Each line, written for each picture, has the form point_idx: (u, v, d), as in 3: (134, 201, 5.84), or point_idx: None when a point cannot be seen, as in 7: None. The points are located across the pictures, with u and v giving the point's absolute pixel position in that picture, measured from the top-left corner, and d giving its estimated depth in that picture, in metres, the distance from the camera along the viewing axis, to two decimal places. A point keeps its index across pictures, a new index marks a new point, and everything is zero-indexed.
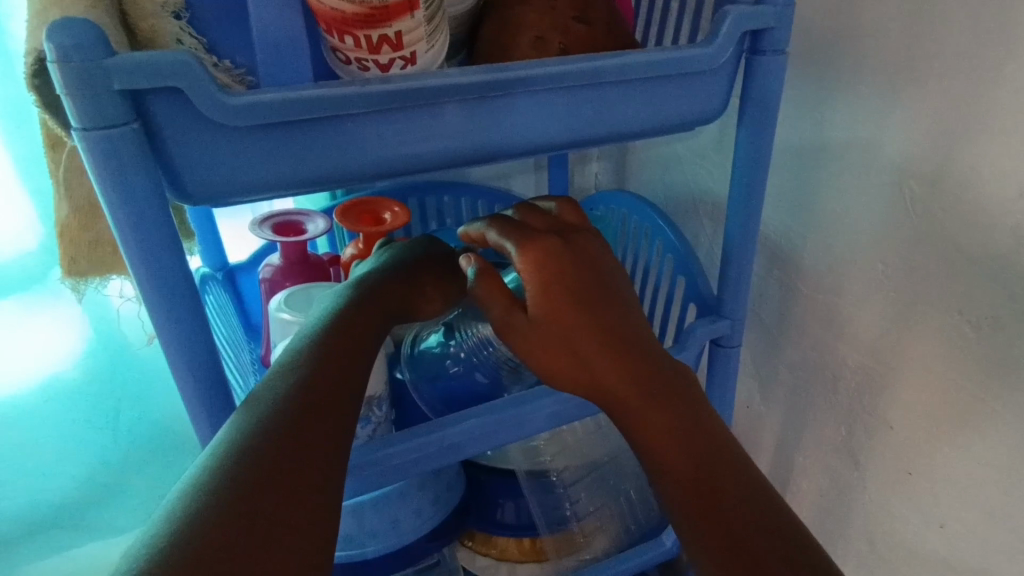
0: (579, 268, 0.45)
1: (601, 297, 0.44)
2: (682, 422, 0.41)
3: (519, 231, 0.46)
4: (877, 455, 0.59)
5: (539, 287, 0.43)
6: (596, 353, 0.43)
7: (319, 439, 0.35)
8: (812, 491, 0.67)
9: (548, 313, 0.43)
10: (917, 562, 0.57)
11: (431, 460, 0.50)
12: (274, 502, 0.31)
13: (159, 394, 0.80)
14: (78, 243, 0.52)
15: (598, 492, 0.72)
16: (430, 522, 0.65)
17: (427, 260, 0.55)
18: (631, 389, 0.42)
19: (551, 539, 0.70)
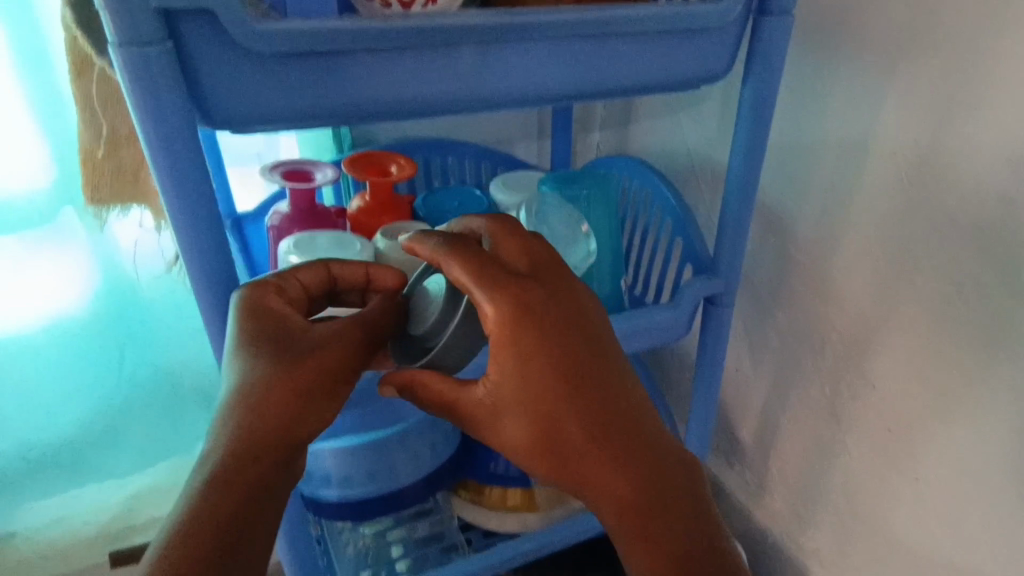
0: (558, 318, 0.40)
1: (584, 367, 0.40)
2: (654, 490, 0.41)
3: (482, 277, 0.40)
4: (859, 416, 0.61)
5: (507, 356, 0.40)
6: (568, 423, 0.40)
7: (265, 482, 0.37)
8: (793, 453, 0.69)
9: (515, 386, 0.40)
10: (890, 516, 0.60)
11: None
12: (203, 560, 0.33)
13: (164, 341, 0.78)
14: (103, 171, 0.58)
15: None
16: (425, 467, 0.68)
17: (312, 380, 0.38)
18: (608, 463, 0.40)
19: (542, 489, 0.74)
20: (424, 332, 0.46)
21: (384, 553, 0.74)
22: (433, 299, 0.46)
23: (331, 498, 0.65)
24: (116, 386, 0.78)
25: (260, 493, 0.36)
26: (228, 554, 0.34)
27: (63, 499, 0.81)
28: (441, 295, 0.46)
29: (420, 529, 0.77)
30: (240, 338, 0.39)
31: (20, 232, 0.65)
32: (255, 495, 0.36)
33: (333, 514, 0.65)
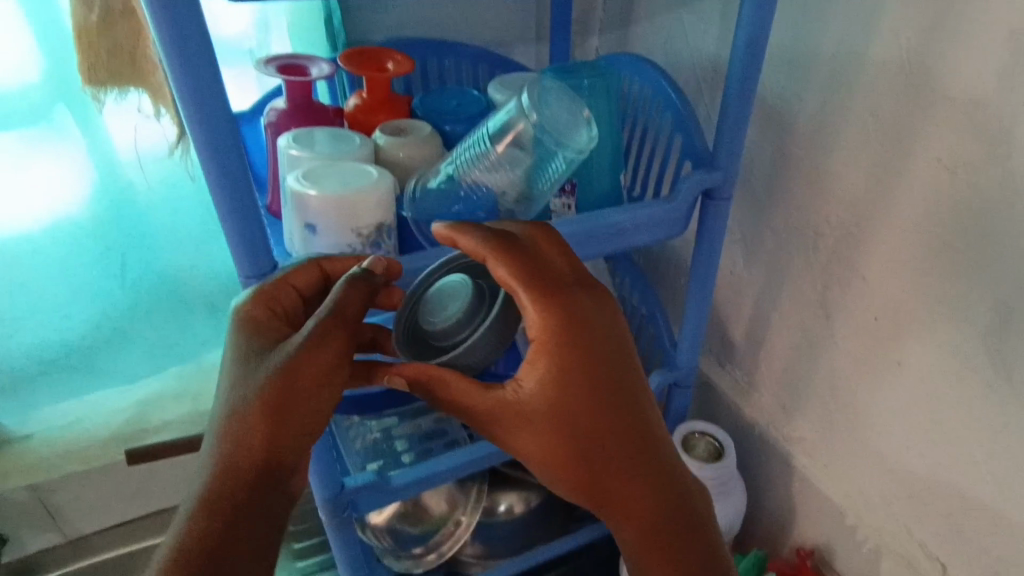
0: (593, 328, 0.46)
1: (605, 377, 0.46)
2: (659, 492, 0.47)
3: (534, 291, 0.45)
4: (847, 307, 0.62)
5: (546, 365, 0.45)
6: (594, 428, 0.46)
7: (259, 481, 0.43)
8: (782, 350, 0.71)
9: (550, 392, 0.45)
10: (872, 404, 0.62)
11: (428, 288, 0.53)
12: (213, 548, 0.41)
13: (166, 244, 0.79)
14: (98, 50, 0.58)
15: None
16: None
17: (280, 400, 0.42)
18: (623, 465, 0.47)
19: None
20: (435, 330, 0.53)
21: (392, 446, 0.77)
22: (451, 302, 0.52)
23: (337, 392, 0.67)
24: (121, 290, 0.79)
25: (257, 491, 0.43)
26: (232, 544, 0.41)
27: (79, 401, 0.85)
28: (458, 306, 0.52)
29: (425, 426, 0.78)
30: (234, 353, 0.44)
31: (17, 128, 0.66)
32: (252, 494, 0.42)
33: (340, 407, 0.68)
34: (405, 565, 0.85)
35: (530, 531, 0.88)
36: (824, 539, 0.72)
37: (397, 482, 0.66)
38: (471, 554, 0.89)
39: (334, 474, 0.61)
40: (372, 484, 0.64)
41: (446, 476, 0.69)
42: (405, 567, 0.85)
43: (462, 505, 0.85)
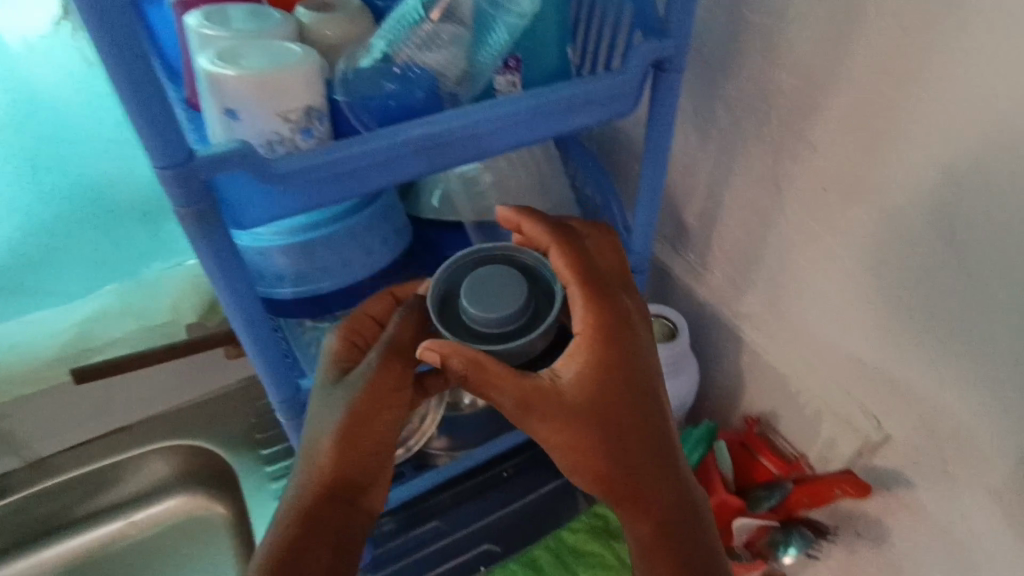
0: (628, 335, 0.51)
1: (631, 382, 0.50)
2: (664, 492, 0.51)
3: (588, 289, 0.51)
4: (797, 179, 0.61)
5: (590, 357, 0.49)
6: (622, 420, 0.50)
7: (353, 474, 0.57)
8: (735, 228, 0.72)
9: (591, 381, 0.49)
10: (818, 276, 0.64)
11: (362, 175, 0.51)
12: (327, 512, 0.56)
13: (84, 146, 0.76)
14: None
15: None
16: (379, 262, 0.68)
17: (354, 424, 0.55)
18: (643, 462, 0.50)
19: None
20: (472, 321, 0.50)
21: None
22: (492, 296, 0.50)
23: (286, 295, 0.65)
24: (41, 200, 0.75)
25: (355, 478, 0.57)
26: (337, 510, 0.57)
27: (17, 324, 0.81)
28: (501, 305, 0.50)
29: None
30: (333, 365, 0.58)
31: None
32: (349, 482, 0.57)
33: (292, 312, 0.66)
34: None
35: (494, 421, 0.91)
36: (769, 407, 0.76)
37: None
38: (439, 446, 0.91)
39: (288, 375, 0.59)
40: None
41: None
42: None
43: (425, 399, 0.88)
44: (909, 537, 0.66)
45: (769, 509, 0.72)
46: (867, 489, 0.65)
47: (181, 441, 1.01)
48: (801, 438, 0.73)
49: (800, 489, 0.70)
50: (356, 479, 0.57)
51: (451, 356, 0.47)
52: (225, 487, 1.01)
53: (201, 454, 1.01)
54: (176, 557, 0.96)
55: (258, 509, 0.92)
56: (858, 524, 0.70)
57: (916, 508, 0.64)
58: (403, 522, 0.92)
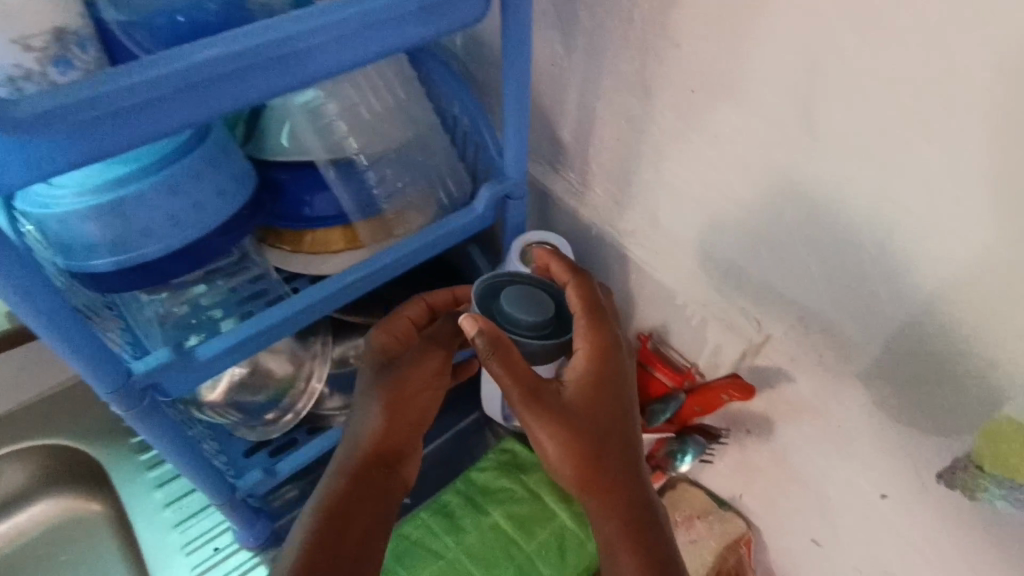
0: (620, 356, 0.59)
1: (621, 397, 0.57)
2: (632, 493, 0.57)
3: (593, 313, 0.59)
4: (665, 80, 0.58)
5: (585, 368, 0.57)
6: (608, 423, 0.56)
7: (385, 455, 0.59)
8: (610, 141, 0.68)
9: (586, 386, 0.56)
10: (693, 184, 0.62)
11: (157, 112, 0.41)
12: (362, 494, 0.57)
13: None
14: None
15: (406, 169, 0.70)
16: (219, 216, 0.59)
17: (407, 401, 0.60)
18: (623, 466, 0.57)
19: (363, 223, 0.68)
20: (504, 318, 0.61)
21: (206, 317, 0.66)
22: (520, 305, 0.61)
23: (106, 265, 0.55)
24: None
25: (387, 460, 0.60)
26: (373, 494, 0.58)
27: None
28: (529, 315, 0.61)
29: (242, 288, 0.68)
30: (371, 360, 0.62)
31: None
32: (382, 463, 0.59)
33: (117, 284, 0.57)
34: (261, 434, 0.80)
35: None
36: (660, 321, 0.76)
37: (203, 356, 0.58)
38: (333, 405, 0.85)
39: (115, 359, 0.51)
40: (171, 364, 0.55)
41: (272, 336, 0.63)
42: (263, 435, 0.80)
43: (309, 363, 0.80)
44: (791, 428, 0.68)
45: (665, 421, 0.74)
46: (751, 391, 0.66)
47: (30, 443, 0.89)
48: (690, 347, 0.73)
49: (692, 399, 0.71)
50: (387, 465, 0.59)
51: (479, 336, 0.52)
52: (92, 479, 0.91)
53: (61, 452, 0.90)
54: (40, 562, 0.86)
55: (137, 498, 0.85)
56: (747, 423, 0.72)
57: (794, 400, 0.65)
58: (306, 486, 0.87)
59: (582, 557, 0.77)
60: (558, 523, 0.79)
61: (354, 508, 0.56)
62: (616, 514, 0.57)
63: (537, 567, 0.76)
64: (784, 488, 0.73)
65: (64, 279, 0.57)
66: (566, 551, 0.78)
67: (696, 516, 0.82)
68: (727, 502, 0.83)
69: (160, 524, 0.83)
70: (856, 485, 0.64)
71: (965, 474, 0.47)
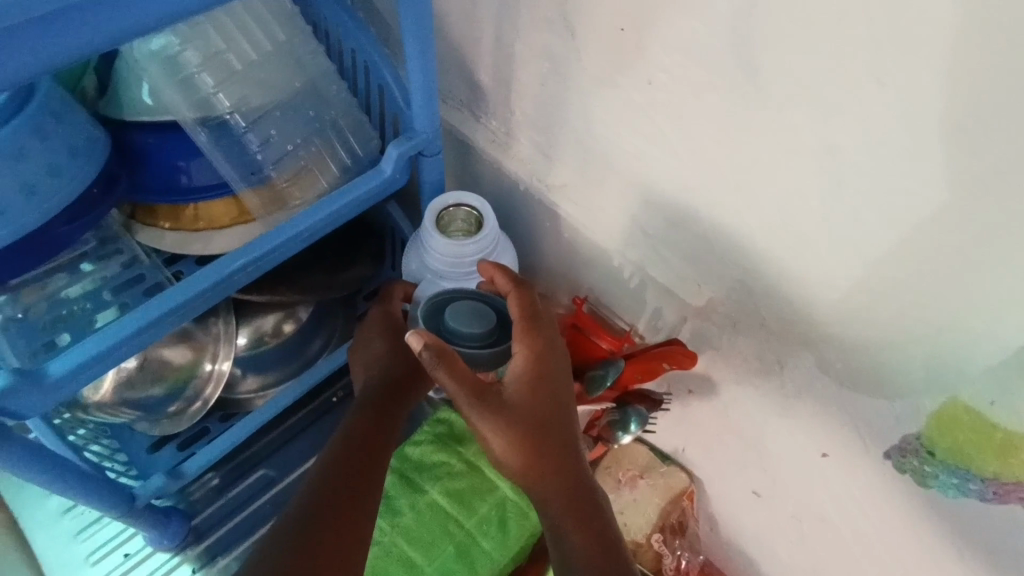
0: (562, 360, 0.57)
1: (563, 400, 0.56)
2: (584, 494, 0.55)
3: (534, 319, 0.58)
4: (589, 14, 0.49)
5: (528, 370, 0.55)
6: (554, 421, 0.54)
7: (382, 420, 0.61)
8: (532, 84, 0.59)
9: (531, 389, 0.54)
10: (624, 136, 0.55)
11: None
12: (361, 451, 0.58)
13: None
14: None
15: (296, 127, 0.59)
16: (58, 201, 0.48)
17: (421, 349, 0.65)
18: (570, 468, 0.55)
19: (250, 195, 0.57)
20: (453, 333, 0.60)
21: (73, 309, 0.56)
22: (468, 320, 0.60)
23: None
24: None
25: (385, 425, 0.61)
26: (373, 454, 0.59)
27: None
28: (477, 325, 0.60)
29: (114, 276, 0.58)
30: (374, 335, 0.65)
31: None
32: (381, 426, 0.61)
33: None
34: (165, 429, 0.71)
35: (305, 348, 0.78)
36: (595, 280, 0.70)
37: (56, 372, 0.48)
38: (248, 388, 0.77)
39: None
40: (14, 389, 0.46)
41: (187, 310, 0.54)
42: (166, 430, 0.72)
43: (210, 346, 0.71)
44: (733, 389, 0.64)
45: (607, 388, 0.68)
46: (693, 359, 0.62)
47: None
48: (628, 308, 0.68)
49: (632, 365, 0.66)
50: (385, 431, 0.61)
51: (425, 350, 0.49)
52: None
53: None
54: None
55: (31, 509, 0.78)
56: (689, 382, 0.69)
57: (735, 362, 0.62)
58: (227, 475, 0.80)
59: (522, 530, 0.75)
60: (499, 494, 0.76)
61: (357, 464, 0.57)
62: (567, 510, 0.54)
63: (478, 542, 0.74)
64: (723, 444, 0.71)
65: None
66: (508, 524, 0.75)
67: (639, 476, 0.81)
68: (670, 456, 0.81)
69: (61, 532, 0.77)
70: (798, 443, 0.62)
71: (915, 460, 0.52)
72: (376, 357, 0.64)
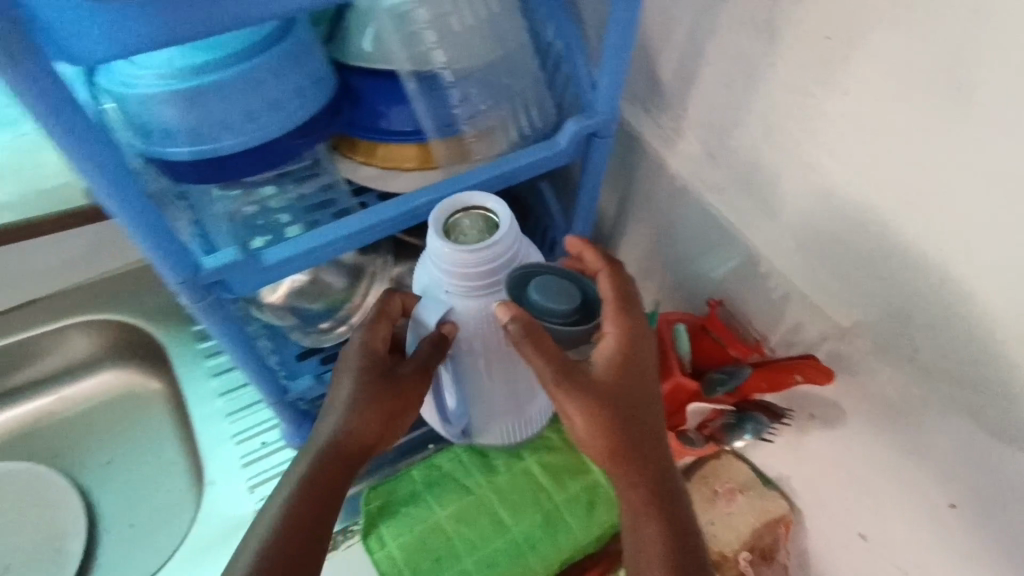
0: (650, 348, 0.58)
1: (647, 389, 0.57)
2: (659, 484, 0.57)
3: (625, 303, 0.58)
4: (796, 21, 0.51)
5: (616, 352, 0.56)
6: (636, 402, 0.56)
7: (331, 494, 0.57)
8: (715, 84, 0.61)
9: (617, 369, 0.55)
10: (802, 146, 0.56)
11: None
12: (301, 532, 0.56)
13: None
14: None
15: (490, 92, 0.64)
16: (294, 117, 0.57)
17: (391, 402, 0.59)
18: (650, 455, 0.57)
19: (441, 144, 0.64)
20: (540, 308, 0.57)
21: (273, 220, 0.66)
22: (555, 296, 0.58)
23: (184, 156, 0.55)
24: None
25: (332, 499, 0.58)
26: (315, 536, 0.56)
27: None
28: (563, 303, 0.57)
29: (309, 195, 0.68)
30: (348, 374, 0.59)
31: None
32: (324, 503, 0.57)
33: (191, 175, 0.56)
34: (314, 340, 0.80)
35: None
36: (731, 287, 0.70)
37: (270, 259, 0.57)
38: None
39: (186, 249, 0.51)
40: (238, 263, 0.54)
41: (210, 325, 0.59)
42: (315, 342, 0.80)
43: (367, 279, 0.80)
44: (861, 418, 0.63)
45: (725, 393, 0.68)
46: (831, 377, 0.61)
47: (100, 316, 0.92)
48: (762, 319, 0.68)
49: (758, 374, 0.65)
50: (330, 505, 0.57)
51: (511, 321, 0.53)
52: (158, 361, 0.94)
53: (127, 327, 0.93)
54: (106, 432, 0.92)
55: (192, 384, 0.88)
56: (813, 407, 0.67)
57: (872, 391, 0.60)
58: None
59: (611, 516, 0.73)
60: (592, 477, 0.76)
61: (295, 553, 0.55)
62: (649, 495, 0.57)
63: (565, 518, 0.73)
64: (834, 476, 0.70)
65: (138, 161, 0.57)
66: (597, 507, 0.74)
67: (737, 490, 0.78)
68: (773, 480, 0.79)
69: (214, 410, 0.86)
70: (923, 487, 0.60)
71: None
72: (342, 406, 0.58)
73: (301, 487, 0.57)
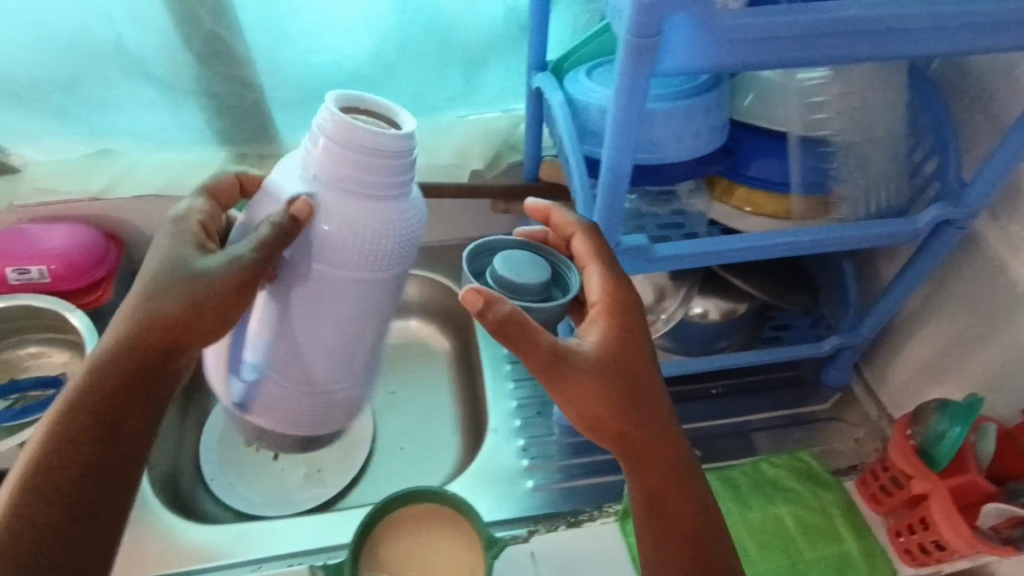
0: (635, 317, 0.58)
1: (643, 365, 0.57)
2: (678, 474, 0.57)
3: (609, 267, 0.59)
4: None
5: (608, 323, 0.57)
6: (636, 378, 0.56)
7: (125, 412, 0.52)
8: None
9: (609, 342, 0.56)
10: None
11: (787, 50, 0.50)
12: (97, 451, 0.51)
13: (451, 58, 0.85)
14: None
15: (854, 166, 0.73)
16: (700, 149, 0.70)
17: (180, 311, 0.54)
18: (658, 440, 0.56)
19: (801, 199, 0.73)
20: (520, 288, 0.58)
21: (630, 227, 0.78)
22: (527, 272, 0.59)
23: None
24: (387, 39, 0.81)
25: (137, 425, 0.53)
26: (109, 459, 0.51)
27: None
28: (541, 271, 0.60)
29: (661, 215, 0.80)
30: (153, 277, 0.56)
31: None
32: (121, 425, 0.52)
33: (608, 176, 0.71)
34: None
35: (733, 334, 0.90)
36: None
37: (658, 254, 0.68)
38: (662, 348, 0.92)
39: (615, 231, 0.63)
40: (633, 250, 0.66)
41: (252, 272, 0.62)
42: None
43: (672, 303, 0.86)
44: None
45: None
46: None
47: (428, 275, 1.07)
48: None
49: None
50: (128, 432, 0.52)
51: (479, 304, 0.50)
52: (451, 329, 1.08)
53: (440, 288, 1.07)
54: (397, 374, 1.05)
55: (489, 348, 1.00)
56: None
57: None
58: None
59: None
60: (844, 548, 0.77)
61: (61, 475, 0.50)
62: (670, 488, 0.56)
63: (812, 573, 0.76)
64: None
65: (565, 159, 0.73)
66: None
67: None
68: None
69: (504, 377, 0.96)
70: None
71: None
72: (128, 316, 0.55)
73: (85, 396, 0.52)
